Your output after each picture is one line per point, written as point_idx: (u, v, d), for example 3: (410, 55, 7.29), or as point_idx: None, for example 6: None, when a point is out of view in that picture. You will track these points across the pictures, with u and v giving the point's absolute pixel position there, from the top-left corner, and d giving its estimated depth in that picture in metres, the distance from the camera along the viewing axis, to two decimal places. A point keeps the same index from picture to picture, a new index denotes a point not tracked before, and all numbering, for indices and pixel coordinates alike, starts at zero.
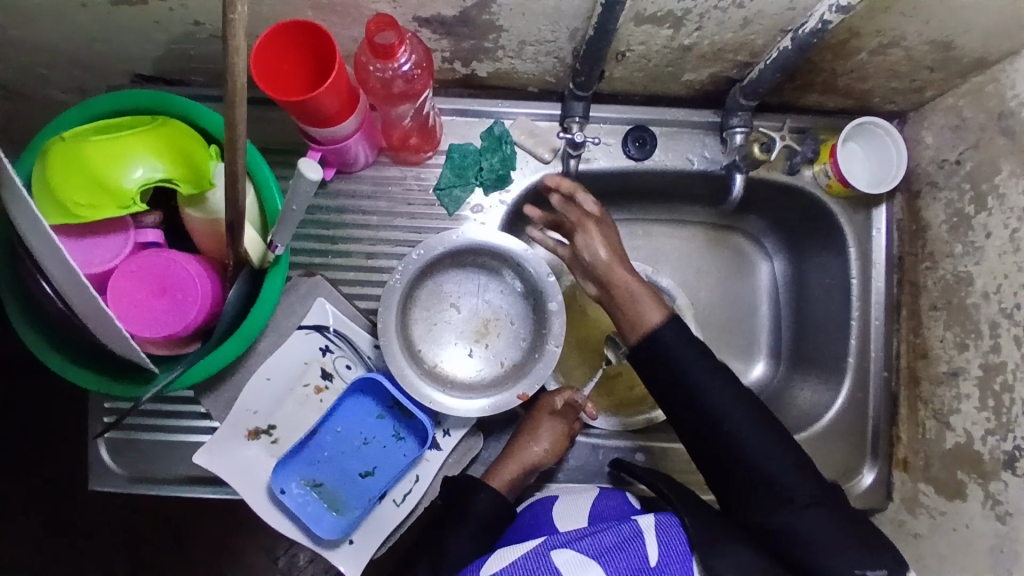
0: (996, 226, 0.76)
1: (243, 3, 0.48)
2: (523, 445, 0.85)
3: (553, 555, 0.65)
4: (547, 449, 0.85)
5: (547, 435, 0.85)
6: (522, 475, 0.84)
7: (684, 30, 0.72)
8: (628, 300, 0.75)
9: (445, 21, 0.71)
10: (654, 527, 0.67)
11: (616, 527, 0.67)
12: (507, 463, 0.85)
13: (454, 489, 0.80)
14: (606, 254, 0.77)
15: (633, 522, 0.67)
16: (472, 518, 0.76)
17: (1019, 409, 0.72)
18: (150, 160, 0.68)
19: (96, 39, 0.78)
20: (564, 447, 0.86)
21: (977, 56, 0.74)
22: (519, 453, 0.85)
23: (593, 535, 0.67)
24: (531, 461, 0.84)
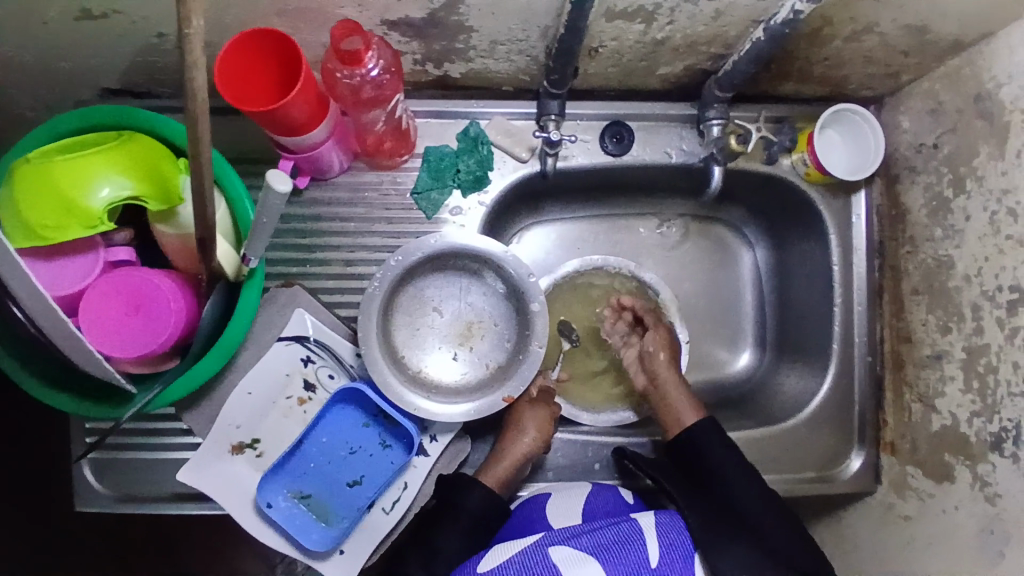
0: (975, 209, 0.76)
1: (197, 16, 0.47)
2: (513, 440, 0.84)
3: (551, 551, 0.66)
4: (534, 438, 0.84)
5: (531, 423, 0.85)
6: (516, 471, 0.83)
7: (656, 23, 0.71)
8: (669, 397, 0.87)
9: (414, 23, 0.70)
10: (654, 525, 0.69)
11: (615, 526, 0.68)
12: (500, 460, 0.83)
13: (448, 482, 0.79)
14: (664, 356, 0.89)
15: (633, 522, 0.69)
16: (465, 516, 0.76)
17: (1004, 390, 0.72)
18: (117, 178, 0.67)
19: (59, 55, 0.76)
20: (551, 430, 0.86)
21: (951, 39, 0.74)
22: (508, 448, 0.84)
23: (591, 532, 0.68)
24: (522, 453, 0.83)
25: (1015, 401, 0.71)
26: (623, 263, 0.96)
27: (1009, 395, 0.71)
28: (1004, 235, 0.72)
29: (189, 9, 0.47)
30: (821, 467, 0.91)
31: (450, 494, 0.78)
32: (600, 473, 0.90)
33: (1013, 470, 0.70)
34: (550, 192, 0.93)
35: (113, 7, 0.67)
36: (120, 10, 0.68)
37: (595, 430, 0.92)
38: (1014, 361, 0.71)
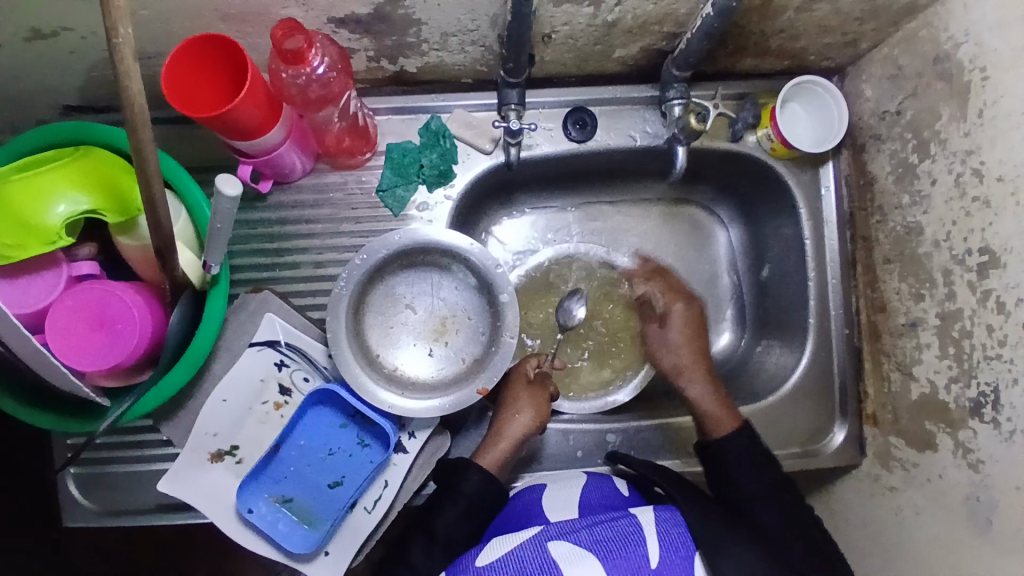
0: (940, 172, 0.75)
1: (124, 25, 0.47)
2: (507, 420, 0.83)
3: (549, 546, 0.65)
4: (531, 421, 0.83)
5: (526, 405, 0.84)
6: (513, 452, 0.82)
7: (604, 6, 0.70)
8: (705, 409, 0.84)
9: (361, 19, 0.70)
10: (653, 522, 0.67)
11: (616, 522, 0.67)
12: (496, 442, 0.82)
13: (446, 467, 0.80)
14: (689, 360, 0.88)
15: (633, 518, 0.67)
16: (463, 497, 0.76)
17: (980, 354, 0.71)
18: (73, 193, 0.67)
19: (18, 76, 0.76)
20: (548, 413, 0.85)
21: (905, 2, 0.73)
22: (506, 429, 0.83)
23: (589, 528, 0.67)
24: (517, 436, 0.82)
25: (991, 363, 0.69)
26: (592, 250, 0.96)
27: (985, 359, 0.70)
28: (970, 197, 0.71)
29: (114, 19, 0.47)
30: (802, 443, 0.90)
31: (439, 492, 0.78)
32: (583, 460, 0.89)
33: (993, 435, 0.69)
34: (517, 181, 0.93)
35: (61, 24, 0.67)
36: (68, 26, 0.68)
37: (577, 417, 0.91)
38: (988, 324, 0.70)
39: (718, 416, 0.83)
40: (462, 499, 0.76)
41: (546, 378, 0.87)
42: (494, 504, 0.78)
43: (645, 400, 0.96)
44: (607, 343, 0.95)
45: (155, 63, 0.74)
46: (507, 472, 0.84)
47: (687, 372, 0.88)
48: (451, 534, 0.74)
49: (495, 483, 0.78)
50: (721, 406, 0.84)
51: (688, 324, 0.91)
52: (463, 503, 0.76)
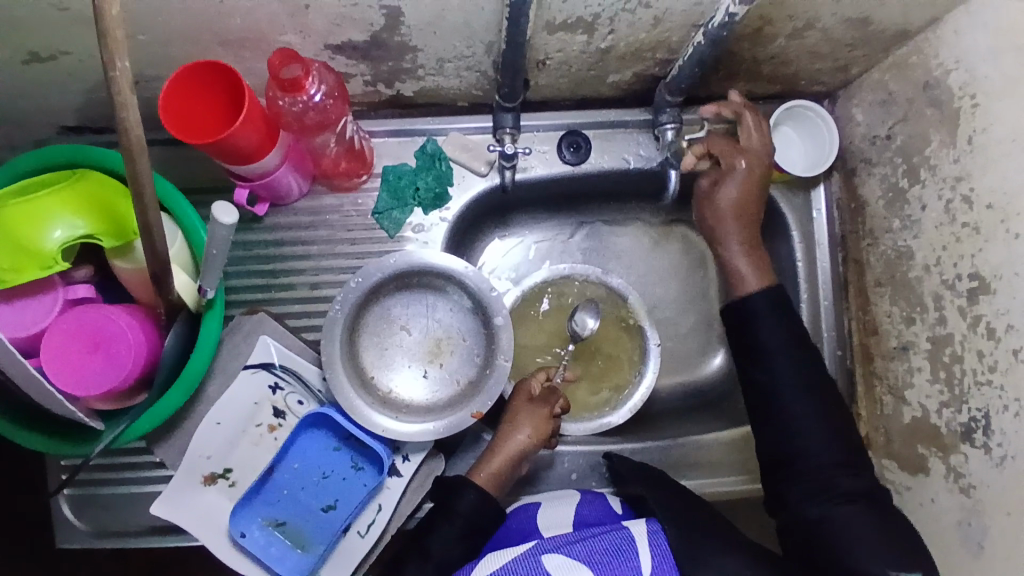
0: (930, 198, 0.76)
1: (122, 58, 0.48)
2: (506, 435, 0.82)
3: (544, 558, 0.65)
4: (529, 435, 0.82)
5: (526, 421, 0.83)
6: (511, 467, 0.82)
7: (598, 34, 0.72)
8: (734, 273, 0.81)
9: (358, 46, 0.71)
10: (646, 533, 0.68)
11: (609, 533, 0.67)
12: (493, 456, 0.82)
13: (442, 484, 0.79)
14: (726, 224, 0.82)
15: (626, 531, 0.68)
16: (459, 519, 0.75)
17: (971, 380, 0.71)
18: (70, 218, 0.67)
19: (15, 97, 0.77)
20: (548, 430, 0.83)
21: (894, 30, 0.74)
22: (504, 442, 0.82)
23: (583, 540, 0.67)
24: (516, 450, 0.81)
25: (981, 390, 0.70)
26: (591, 271, 0.94)
27: (976, 385, 0.71)
28: (960, 223, 0.72)
29: (112, 52, 0.47)
30: None
31: (434, 517, 0.77)
32: (577, 483, 0.90)
33: (984, 460, 0.69)
34: (513, 203, 0.94)
35: (59, 48, 0.68)
36: (67, 50, 0.69)
37: (574, 440, 0.92)
38: (978, 350, 0.70)
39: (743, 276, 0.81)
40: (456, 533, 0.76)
41: (549, 396, 0.85)
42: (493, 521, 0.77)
43: (640, 420, 0.96)
44: (601, 363, 0.95)
45: (153, 86, 0.74)
46: (504, 488, 0.83)
47: (728, 233, 0.82)
48: (449, 550, 0.74)
49: (490, 498, 0.77)
50: (755, 267, 0.81)
51: (748, 183, 0.81)
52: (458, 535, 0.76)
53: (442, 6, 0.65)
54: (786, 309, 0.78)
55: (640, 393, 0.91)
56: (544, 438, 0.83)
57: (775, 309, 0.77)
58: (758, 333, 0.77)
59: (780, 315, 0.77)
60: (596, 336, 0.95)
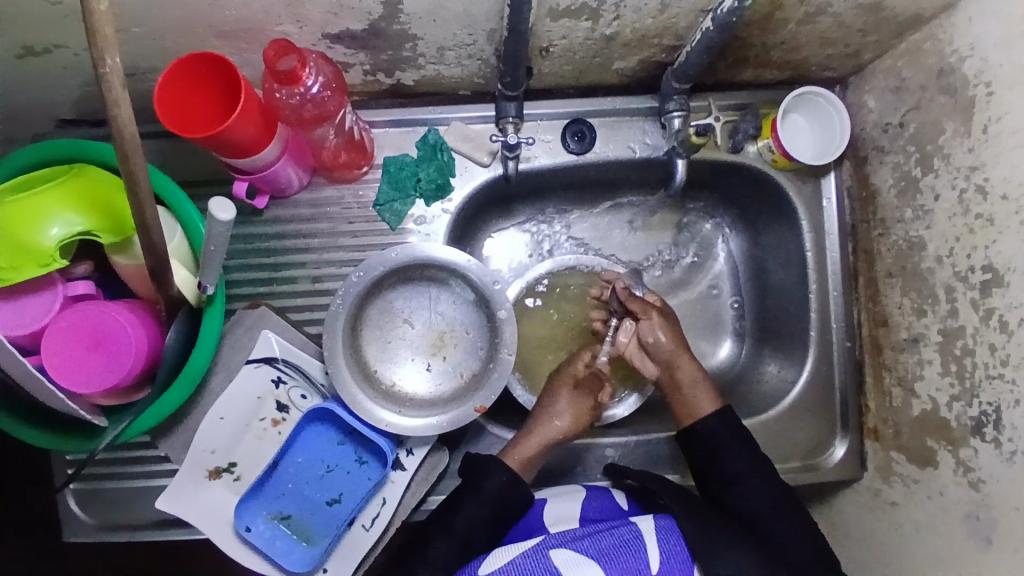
0: (943, 187, 0.74)
1: (111, 55, 0.46)
2: (544, 417, 0.83)
3: (552, 554, 0.64)
4: (569, 423, 0.83)
5: (569, 408, 0.84)
6: (543, 450, 0.82)
7: (603, 20, 0.70)
8: (687, 387, 0.83)
9: (357, 35, 0.69)
10: (654, 529, 0.66)
11: (616, 529, 0.66)
12: (528, 436, 0.83)
13: (472, 465, 0.79)
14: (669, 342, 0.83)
15: (633, 525, 0.66)
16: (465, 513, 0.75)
17: (982, 373, 0.70)
18: (67, 215, 0.67)
19: (11, 91, 0.76)
20: (588, 419, 0.84)
21: (908, 14, 0.72)
22: (542, 423, 0.83)
23: (590, 536, 0.66)
24: (553, 432, 0.82)
25: (993, 384, 0.69)
26: (597, 262, 0.95)
27: (987, 378, 0.69)
28: (974, 214, 0.70)
29: (101, 49, 0.46)
30: (803, 456, 0.90)
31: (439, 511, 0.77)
32: (580, 476, 0.89)
33: (994, 454, 0.68)
34: (516, 193, 0.92)
35: (53, 41, 0.67)
36: (61, 44, 0.67)
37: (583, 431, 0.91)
38: (990, 343, 0.69)
39: (696, 396, 0.82)
40: None
41: (594, 382, 0.86)
42: (511, 512, 0.77)
43: (646, 412, 0.96)
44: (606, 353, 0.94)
45: (149, 78, 0.73)
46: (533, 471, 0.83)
47: (677, 356, 0.83)
48: (462, 536, 0.73)
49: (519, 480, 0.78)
50: (698, 390, 0.82)
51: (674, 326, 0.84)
52: None
53: None
54: (739, 427, 0.80)
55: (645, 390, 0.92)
56: (581, 425, 0.84)
57: (728, 429, 0.79)
58: (712, 438, 0.79)
59: (736, 432, 0.79)
60: (599, 328, 0.95)
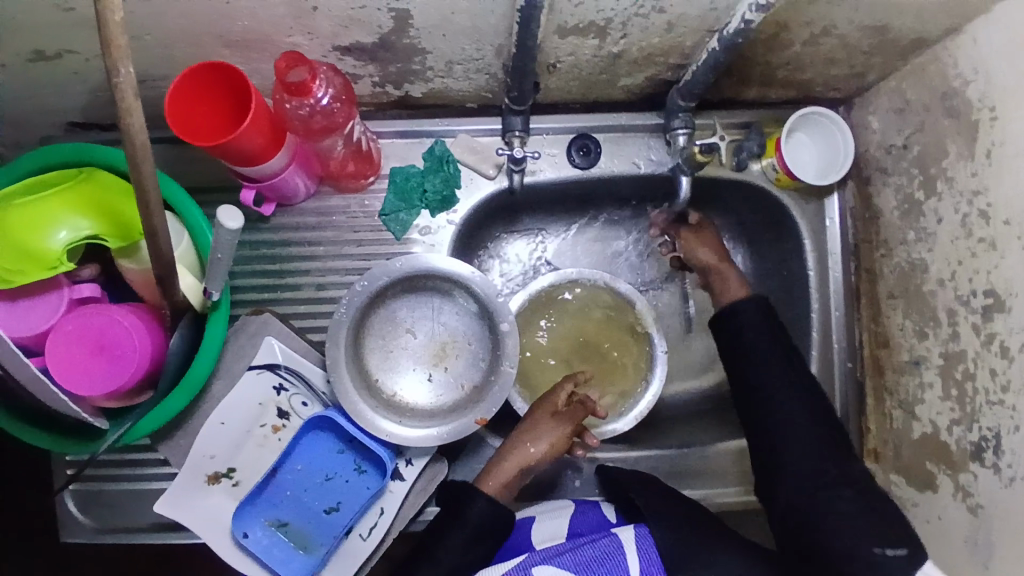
0: (946, 211, 0.74)
1: (125, 65, 0.47)
2: (519, 443, 0.82)
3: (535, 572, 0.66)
4: (544, 451, 0.82)
5: (546, 436, 0.82)
6: (518, 476, 0.82)
7: (610, 37, 0.70)
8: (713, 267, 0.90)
9: (366, 48, 0.70)
10: (634, 539, 0.69)
11: (596, 541, 0.68)
12: (501, 463, 0.82)
13: (448, 491, 0.79)
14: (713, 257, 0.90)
15: (614, 536, 0.69)
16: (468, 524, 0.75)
17: (982, 398, 0.70)
18: (74, 219, 0.68)
19: (21, 96, 0.76)
20: (563, 448, 0.82)
21: (911, 38, 0.72)
22: (517, 450, 0.82)
23: (572, 550, 0.67)
24: (526, 460, 0.81)
25: (993, 408, 0.69)
26: (598, 276, 0.93)
27: (987, 403, 0.69)
28: (976, 238, 0.71)
29: (115, 59, 0.47)
30: None
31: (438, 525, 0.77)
32: (580, 491, 0.90)
33: (993, 479, 0.68)
34: (521, 206, 0.93)
35: (65, 47, 0.68)
36: (72, 49, 0.68)
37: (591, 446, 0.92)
38: (991, 368, 0.69)
39: (726, 287, 0.89)
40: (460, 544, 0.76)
41: (575, 410, 0.83)
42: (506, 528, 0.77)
43: (646, 427, 0.95)
44: (607, 366, 0.94)
45: (158, 85, 0.74)
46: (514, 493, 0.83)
47: (716, 269, 0.90)
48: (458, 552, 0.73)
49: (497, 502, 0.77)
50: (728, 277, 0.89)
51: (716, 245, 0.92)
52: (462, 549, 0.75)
53: (451, 9, 0.64)
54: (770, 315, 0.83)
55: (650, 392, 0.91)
56: (557, 452, 0.82)
57: (760, 313, 0.83)
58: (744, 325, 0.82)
59: (766, 316, 0.83)
60: (601, 341, 0.95)
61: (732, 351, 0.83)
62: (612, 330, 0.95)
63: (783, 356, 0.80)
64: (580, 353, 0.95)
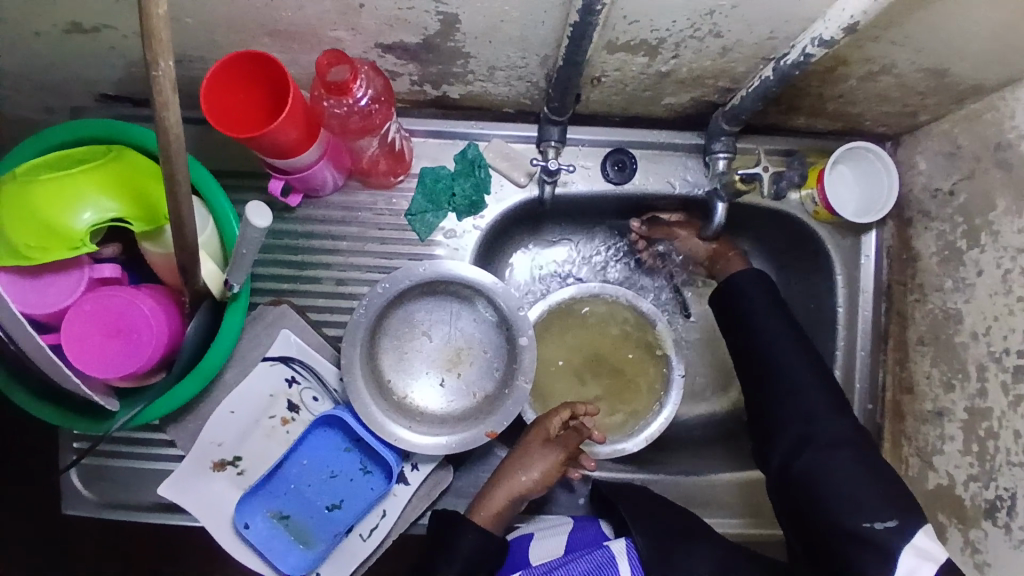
0: (987, 264, 0.72)
1: (166, 59, 0.46)
2: (513, 472, 0.82)
3: None
4: (537, 478, 0.82)
5: (538, 464, 0.82)
6: (510, 505, 0.81)
7: (660, 57, 0.68)
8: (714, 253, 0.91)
9: (409, 47, 0.68)
10: (624, 550, 0.70)
11: (588, 555, 0.69)
12: (493, 492, 0.81)
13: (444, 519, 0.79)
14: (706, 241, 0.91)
15: (605, 549, 0.70)
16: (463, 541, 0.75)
17: (1003, 458, 0.68)
18: (99, 200, 0.66)
19: (55, 64, 0.75)
20: (556, 475, 0.82)
21: (973, 83, 0.70)
22: (509, 479, 0.81)
23: (565, 563, 0.68)
24: (519, 490, 0.81)
25: (1013, 470, 0.67)
26: (620, 292, 0.92)
27: (1008, 464, 0.68)
28: (1015, 296, 0.68)
29: (156, 52, 0.45)
30: None
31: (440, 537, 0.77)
32: (585, 508, 0.89)
33: (1005, 540, 0.67)
34: (549, 215, 0.91)
35: (104, 22, 0.66)
36: (111, 25, 0.67)
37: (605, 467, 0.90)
38: (1015, 430, 0.67)
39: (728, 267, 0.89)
40: (459, 553, 0.75)
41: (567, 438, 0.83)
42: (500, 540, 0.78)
43: (654, 448, 0.94)
44: (620, 384, 0.93)
45: (194, 67, 0.72)
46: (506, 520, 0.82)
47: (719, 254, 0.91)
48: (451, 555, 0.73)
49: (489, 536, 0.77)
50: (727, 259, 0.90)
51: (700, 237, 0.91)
52: (461, 559, 0.75)
53: (500, 18, 0.62)
54: (772, 291, 0.83)
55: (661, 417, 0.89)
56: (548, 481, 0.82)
57: (756, 283, 0.83)
58: (750, 303, 0.82)
59: (765, 286, 0.83)
60: (618, 359, 0.94)
61: (738, 341, 0.82)
62: (632, 351, 0.94)
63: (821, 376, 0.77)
64: (596, 369, 0.94)
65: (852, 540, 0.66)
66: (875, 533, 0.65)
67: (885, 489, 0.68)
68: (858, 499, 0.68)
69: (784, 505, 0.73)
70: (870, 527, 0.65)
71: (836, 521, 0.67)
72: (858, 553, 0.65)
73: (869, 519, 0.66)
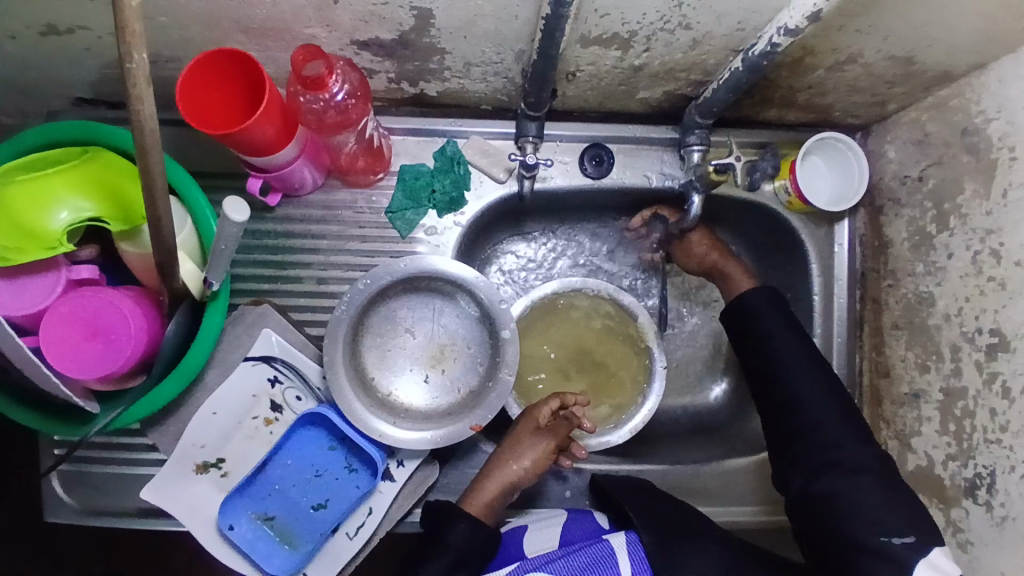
0: (958, 246, 0.74)
1: (140, 52, 0.46)
2: (504, 464, 0.82)
3: None
4: (528, 467, 0.82)
5: (529, 453, 0.82)
6: (501, 496, 0.82)
7: (633, 50, 0.69)
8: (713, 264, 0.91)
9: (385, 44, 0.69)
10: (624, 545, 0.69)
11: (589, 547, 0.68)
12: (483, 486, 0.81)
13: (435, 514, 0.79)
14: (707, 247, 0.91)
15: (606, 542, 0.69)
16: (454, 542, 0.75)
17: (980, 436, 0.70)
18: (76, 200, 0.67)
19: (28, 67, 0.75)
20: (548, 463, 0.83)
21: (937, 71, 0.72)
22: (500, 471, 0.82)
23: (565, 556, 0.67)
24: (510, 481, 0.81)
25: (990, 447, 0.69)
26: (602, 287, 0.92)
27: (985, 442, 0.69)
28: (986, 276, 0.70)
29: (130, 45, 0.46)
30: None
31: (431, 538, 0.77)
32: (571, 501, 0.89)
33: (986, 517, 0.69)
34: (530, 212, 0.92)
35: (78, 22, 0.66)
36: (86, 26, 0.67)
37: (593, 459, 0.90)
38: (991, 408, 0.69)
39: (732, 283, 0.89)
40: (450, 549, 0.75)
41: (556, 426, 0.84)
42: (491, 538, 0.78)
43: (639, 440, 0.95)
44: (603, 378, 0.94)
45: (170, 67, 0.72)
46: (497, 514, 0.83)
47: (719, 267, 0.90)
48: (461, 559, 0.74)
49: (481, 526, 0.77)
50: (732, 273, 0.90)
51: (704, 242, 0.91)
52: (451, 554, 0.75)
53: (476, 12, 0.63)
54: (784, 307, 0.83)
55: (642, 408, 0.90)
56: (541, 470, 0.83)
57: (773, 306, 0.82)
58: (759, 319, 0.82)
59: (782, 314, 0.82)
60: (601, 352, 0.94)
61: (752, 348, 0.82)
62: (614, 345, 0.94)
63: (813, 368, 0.78)
64: (580, 363, 0.94)
65: (867, 553, 0.67)
66: (891, 547, 0.66)
67: (891, 499, 0.69)
68: (868, 507, 0.69)
69: (803, 524, 0.73)
70: (887, 541, 0.66)
71: (853, 535, 0.68)
72: (873, 566, 0.66)
73: (885, 533, 0.67)
